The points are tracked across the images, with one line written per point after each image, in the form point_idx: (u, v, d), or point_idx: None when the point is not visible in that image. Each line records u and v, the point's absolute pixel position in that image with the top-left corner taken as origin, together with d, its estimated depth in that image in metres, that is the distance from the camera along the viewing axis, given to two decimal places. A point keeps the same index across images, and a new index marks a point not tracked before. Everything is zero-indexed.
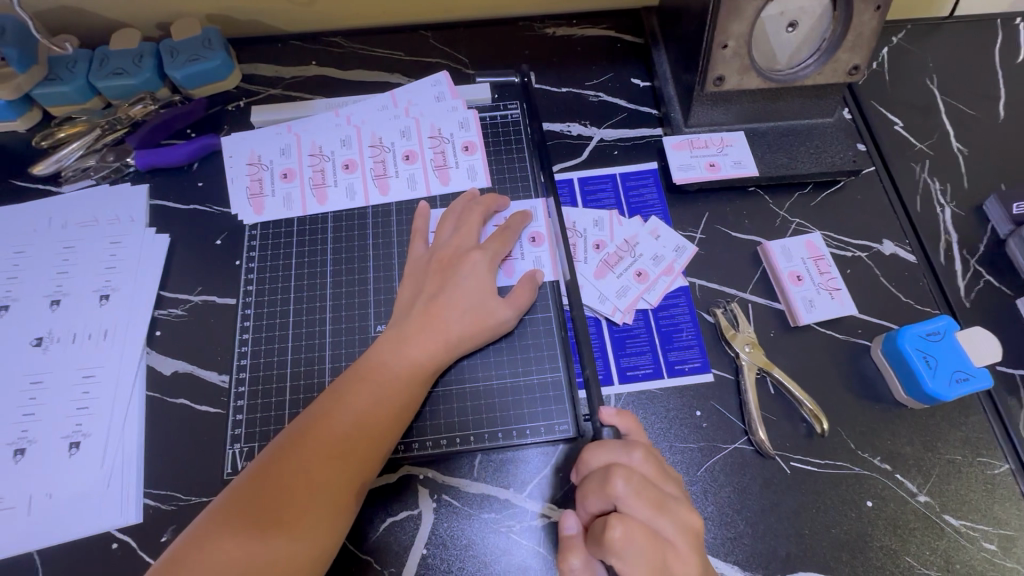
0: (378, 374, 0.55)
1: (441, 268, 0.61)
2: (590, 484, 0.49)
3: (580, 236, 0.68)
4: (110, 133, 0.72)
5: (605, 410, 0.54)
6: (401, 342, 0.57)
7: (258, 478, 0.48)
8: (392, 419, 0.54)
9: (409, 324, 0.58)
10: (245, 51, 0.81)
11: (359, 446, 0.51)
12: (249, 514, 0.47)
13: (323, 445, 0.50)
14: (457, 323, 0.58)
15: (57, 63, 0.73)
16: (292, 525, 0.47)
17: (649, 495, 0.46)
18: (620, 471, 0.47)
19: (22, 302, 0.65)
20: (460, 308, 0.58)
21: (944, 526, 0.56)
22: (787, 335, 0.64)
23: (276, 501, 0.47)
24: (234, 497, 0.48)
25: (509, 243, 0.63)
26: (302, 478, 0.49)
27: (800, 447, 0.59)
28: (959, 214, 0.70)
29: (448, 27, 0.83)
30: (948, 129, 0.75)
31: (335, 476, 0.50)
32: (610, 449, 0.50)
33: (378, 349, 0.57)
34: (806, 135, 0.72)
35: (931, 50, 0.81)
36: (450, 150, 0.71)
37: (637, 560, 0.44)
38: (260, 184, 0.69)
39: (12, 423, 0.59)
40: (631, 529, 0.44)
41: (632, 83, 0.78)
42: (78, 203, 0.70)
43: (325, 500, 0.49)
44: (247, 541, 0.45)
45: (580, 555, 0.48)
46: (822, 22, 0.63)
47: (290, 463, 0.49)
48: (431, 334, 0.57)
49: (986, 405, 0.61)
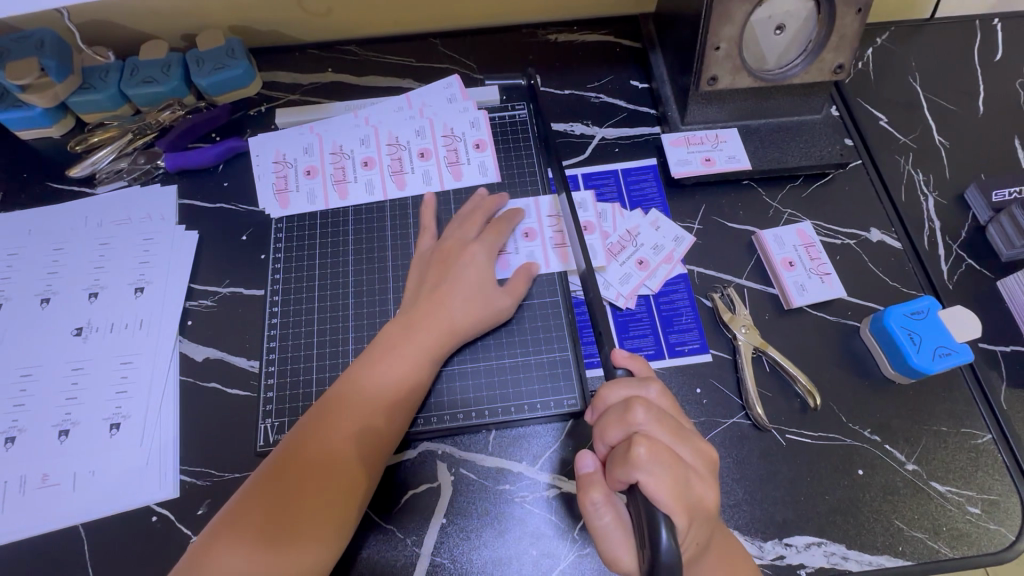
0: (385, 359, 0.59)
1: (444, 259, 0.65)
2: (610, 417, 0.51)
3: (570, 223, 0.71)
4: (141, 137, 0.77)
5: (618, 352, 0.58)
6: (406, 331, 0.61)
7: (283, 460, 0.54)
8: (400, 401, 0.58)
9: (415, 312, 0.62)
10: (266, 59, 0.86)
11: (369, 432, 0.56)
12: (275, 495, 0.52)
13: (338, 427, 0.55)
14: (460, 309, 0.62)
15: (91, 73, 0.78)
16: (319, 497, 0.52)
17: (668, 423, 0.50)
18: (641, 401, 0.50)
19: (62, 294, 0.69)
20: (462, 294, 0.62)
21: (931, 492, 0.60)
22: (781, 317, 0.68)
23: (295, 490, 0.52)
24: (263, 477, 0.53)
25: (504, 233, 0.67)
26: (322, 458, 0.54)
27: (795, 420, 0.63)
28: (942, 203, 0.75)
29: (456, 35, 0.88)
30: (930, 124, 0.80)
31: (351, 455, 0.54)
32: (627, 384, 0.53)
33: (385, 337, 0.61)
34: (795, 131, 0.76)
35: (914, 50, 0.85)
36: (462, 148, 0.75)
37: (663, 476, 0.46)
38: (285, 181, 0.74)
39: (56, 407, 0.63)
40: (656, 447, 0.47)
41: (632, 84, 0.83)
42: (112, 203, 0.75)
43: (342, 479, 0.53)
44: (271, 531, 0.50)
45: (601, 488, 0.49)
46: (808, 25, 0.68)
47: (310, 446, 0.54)
48: (435, 323, 0.61)
49: (969, 379, 0.64)
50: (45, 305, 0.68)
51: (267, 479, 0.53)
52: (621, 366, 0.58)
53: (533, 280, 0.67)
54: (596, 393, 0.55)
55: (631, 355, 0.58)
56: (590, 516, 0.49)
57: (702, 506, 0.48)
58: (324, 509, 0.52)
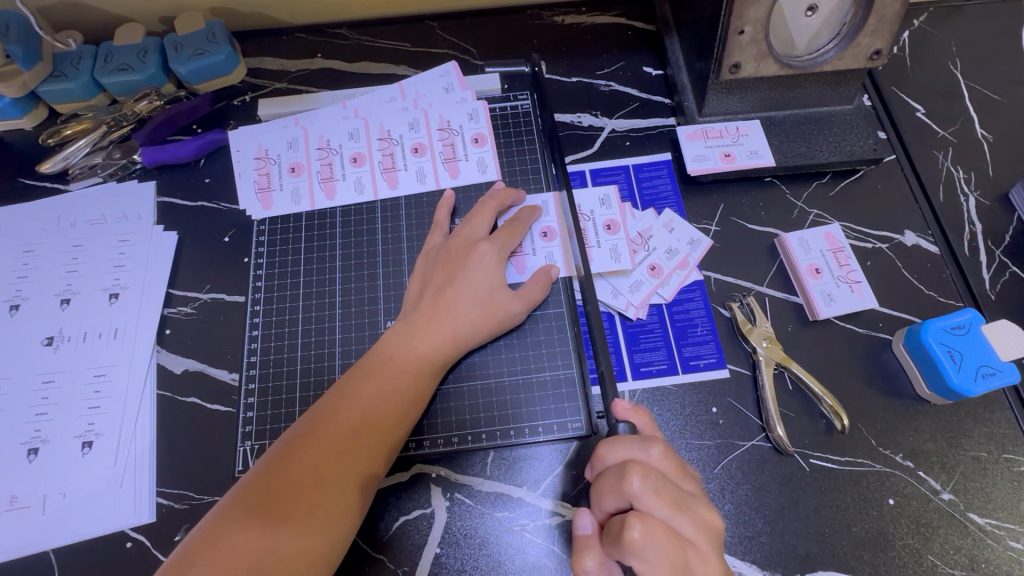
0: (385, 368, 0.54)
1: (450, 259, 0.59)
2: (606, 482, 0.46)
3: (590, 219, 0.66)
4: (117, 129, 0.72)
5: (619, 403, 0.52)
6: (409, 336, 0.56)
7: (270, 471, 0.48)
8: (399, 416, 0.53)
9: (418, 316, 0.57)
10: (251, 45, 0.80)
11: (367, 442, 0.51)
12: (258, 512, 0.46)
13: (329, 441, 0.50)
14: (466, 315, 0.57)
15: (62, 60, 0.73)
16: (310, 507, 0.47)
17: (668, 493, 0.44)
18: (638, 468, 0.44)
19: (33, 301, 0.65)
20: (469, 300, 0.57)
21: (968, 524, 0.54)
22: (806, 330, 0.62)
23: (283, 498, 0.47)
24: (244, 490, 0.47)
25: (519, 235, 0.62)
26: (313, 472, 0.48)
27: (819, 444, 0.58)
28: (984, 203, 0.68)
29: (454, 16, 0.81)
30: (972, 115, 0.73)
31: (345, 467, 0.50)
32: (628, 445, 0.48)
33: (386, 343, 0.56)
34: (824, 123, 0.70)
35: (955, 33, 0.78)
36: (459, 142, 0.69)
37: (657, 560, 0.42)
38: (268, 179, 0.68)
39: (26, 423, 0.59)
40: (651, 528, 0.42)
41: (644, 71, 0.76)
42: (85, 201, 0.70)
43: (332, 499, 0.48)
44: (255, 539, 0.45)
45: (595, 555, 0.47)
46: (843, 5, 0.61)
47: (298, 459, 0.49)
48: (439, 329, 0.56)
49: (1012, 400, 0.59)
50: (14, 313, 0.64)
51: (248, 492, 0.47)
52: (623, 420, 0.52)
53: (551, 285, 0.62)
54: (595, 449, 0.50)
55: (634, 407, 0.53)
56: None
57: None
58: (309, 531, 0.46)
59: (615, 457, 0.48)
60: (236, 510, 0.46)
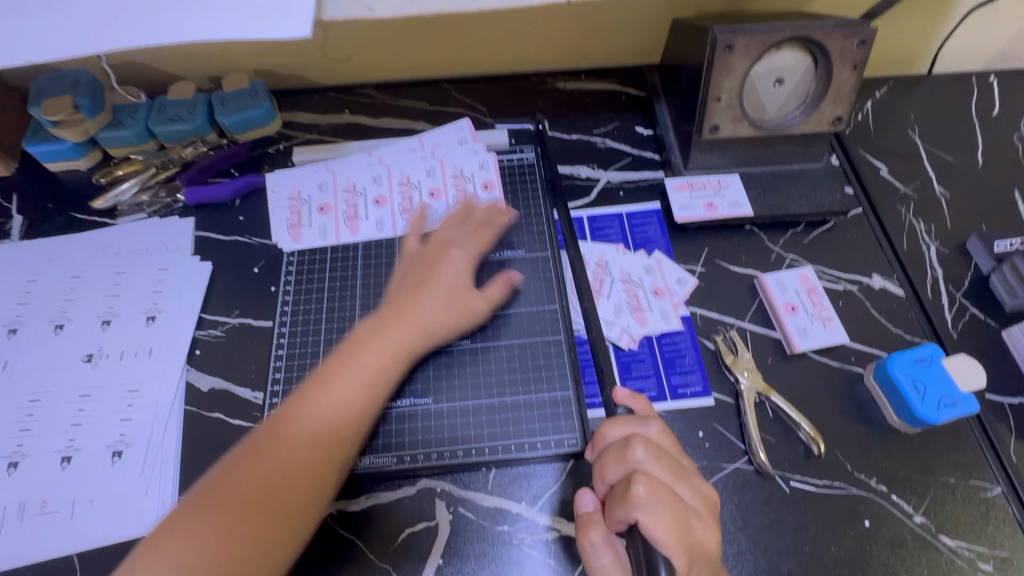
0: (359, 353, 0.59)
1: (428, 261, 0.67)
2: (609, 454, 0.51)
3: (609, 275, 0.73)
4: (163, 171, 0.81)
5: (618, 390, 0.59)
6: (382, 323, 0.61)
7: (251, 449, 0.53)
8: (363, 402, 0.57)
9: (392, 308, 0.62)
10: (287, 101, 0.90)
11: (339, 423, 0.55)
12: (236, 487, 0.50)
13: (298, 427, 0.54)
14: (434, 313, 0.63)
15: (120, 111, 0.82)
16: (283, 483, 0.51)
17: (668, 462, 0.50)
18: (641, 438, 0.50)
19: (77, 321, 0.71)
20: (438, 299, 0.63)
21: (940, 546, 0.58)
22: (785, 362, 0.68)
23: (259, 472, 0.51)
24: (223, 473, 0.51)
25: (491, 239, 0.71)
26: (288, 449, 0.53)
27: (798, 467, 0.62)
28: (943, 251, 0.75)
29: (468, 80, 0.92)
30: (930, 174, 0.82)
31: (316, 445, 0.54)
32: (628, 420, 0.53)
33: (362, 329, 0.61)
34: (796, 178, 0.78)
35: (912, 103, 0.88)
36: (471, 189, 0.77)
37: (661, 514, 0.46)
38: (299, 218, 0.76)
39: (61, 432, 0.64)
40: (655, 486, 0.47)
41: (637, 131, 0.86)
42: (131, 233, 0.77)
43: (303, 476, 0.52)
44: (235, 511, 0.49)
45: (600, 529, 0.50)
46: (806, 78, 0.70)
47: (276, 436, 0.53)
48: (407, 323, 0.61)
49: (975, 429, 0.64)
50: (58, 332, 0.70)
51: (221, 477, 0.51)
52: (622, 404, 0.59)
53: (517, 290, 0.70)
54: (596, 430, 0.55)
55: (632, 394, 0.59)
56: (589, 558, 0.49)
57: (703, 548, 0.47)
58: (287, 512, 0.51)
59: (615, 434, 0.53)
60: (209, 494, 0.50)
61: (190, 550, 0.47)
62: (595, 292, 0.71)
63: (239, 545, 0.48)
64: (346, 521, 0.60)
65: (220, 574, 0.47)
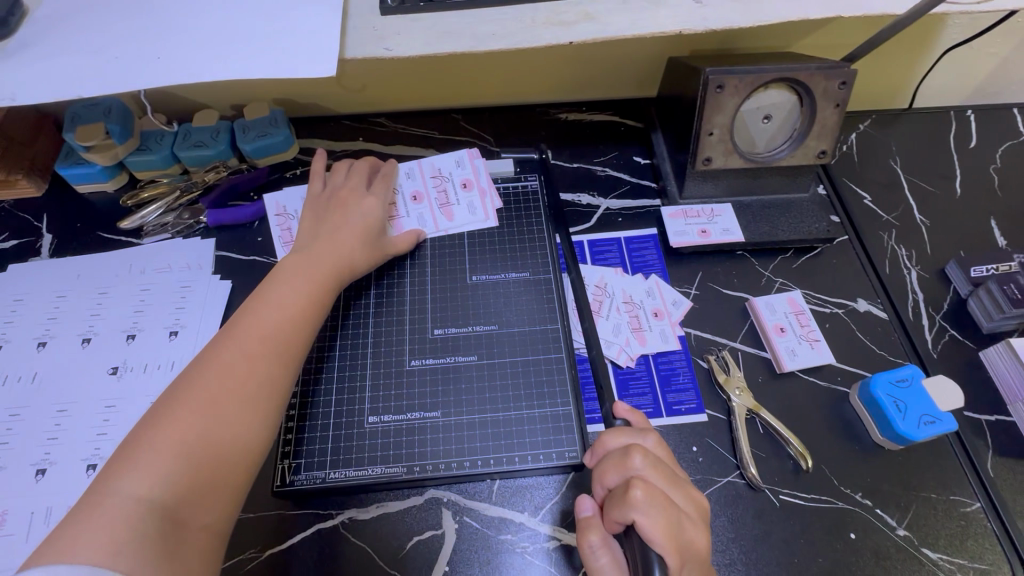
0: (289, 278, 0.65)
1: (340, 204, 0.74)
2: (609, 462, 0.55)
3: (608, 296, 0.77)
4: (187, 195, 0.85)
5: (619, 405, 0.63)
6: (307, 254, 0.67)
7: (200, 365, 0.56)
8: (302, 318, 0.62)
9: (315, 243, 0.69)
10: (304, 128, 0.95)
11: (282, 333, 0.60)
12: (191, 398, 0.53)
13: (238, 343, 0.58)
14: (358, 246, 0.71)
15: (148, 136, 0.87)
16: (238, 382, 0.55)
17: (664, 470, 0.53)
18: (639, 447, 0.54)
19: (103, 336, 0.75)
20: (358, 233, 0.71)
21: (922, 557, 0.61)
22: (774, 381, 0.72)
23: (212, 379, 0.55)
24: (176, 391, 0.54)
25: (391, 185, 0.80)
26: (238, 356, 0.57)
27: (787, 482, 0.65)
28: (925, 276, 0.80)
29: (475, 111, 0.97)
30: (911, 204, 0.86)
31: (263, 352, 0.58)
32: (628, 432, 0.57)
33: (290, 260, 0.67)
34: (785, 207, 0.83)
35: (895, 136, 0.93)
36: (451, 188, 0.83)
37: (657, 517, 0.49)
38: (290, 233, 0.81)
39: (87, 441, 0.68)
40: (652, 490, 0.50)
41: (634, 160, 0.91)
42: (155, 252, 0.82)
43: (256, 376, 0.56)
44: (196, 414, 0.52)
45: (598, 531, 0.53)
46: (792, 115, 0.75)
47: (224, 352, 0.57)
48: (332, 254, 0.68)
49: (956, 447, 0.67)
50: (85, 345, 0.74)
51: (170, 393, 0.54)
52: (621, 418, 0.63)
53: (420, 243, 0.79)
54: (597, 439, 0.59)
55: (631, 408, 0.64)
56: (587, 559, 0.52)
57: (694, 550, 0.50)
58: (245, 410, 0.55)
59: (616, 443, 0.57)
60: (165, 408, 0.53)
61: (160, 452, 0.50)
62: (595, 313, 0.75)
63: (207, 434, 0.52)
64: (357, 529, 0.63)
65: (192, 468, 0.50)
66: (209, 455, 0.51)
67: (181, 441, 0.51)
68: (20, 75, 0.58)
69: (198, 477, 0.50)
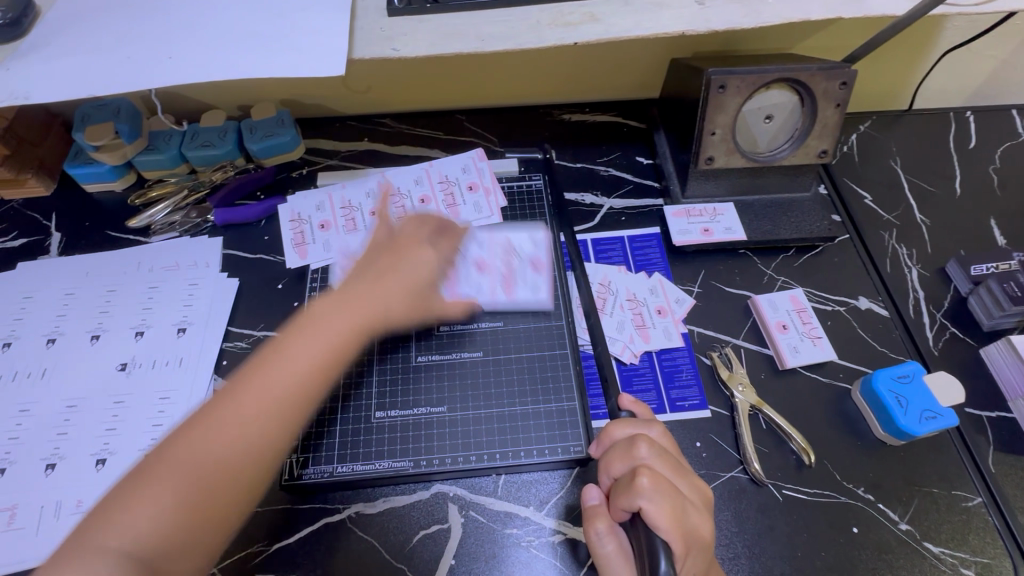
0: (323, 324, 0.57)
1: (396, 249, 0.66)
2: (615, 451, 0.56)
3: (612, 294, 0.77)
4: (194, 194, 0.86)
5: (624, 396, 0.64)
6: (347, 299, 0.60)
7: (211, 408, 0.51)
8: (327, 375, 0.55)
9: (359, 287, 0.61)
10: (310, 129, 0.96)
11: (300, 391, 0.54)
12: (191, 449, 0.49)
13: (255, 396, 0.52)
14: (400, 293, 0.63)
15: (156, 136, 0.88)
16: (243, 439, 0.50)
17: (669, 460, 0.54)
18: (645, 437, 0.55)
19: (112, 332, 0.75)
20: (406, 282, 0.63)
21: (924, 551, 0.62)
22: (776, 378, 0.72)
23: (216, 432, 0.50)
24: (181, 433, 0.50)
25: (455, 242, 0.74)
26: (247, 411, 0.51)
27: (790, 477, 0.66)
28: (925, 275, 0.80)
29: (479, 112, 0.98)
30: (912, 204, 0.87)
31: (276, 410, 0.52)
32: (634, 422, 0.58)
33: (327, 302, 0.60)
34: (786, 206, 0.83)
35: (895, 137, 0.94)
36: (457, 191, 0.85)
37: (663, 504, 0.50)
38: (351, 270, 0.78)
39: (96, 436, 0.68)
40: (658, 478, 0.51)
41: (637, 160, 0.92)
42: (163, 251, 0.82)
43: (263, 435, 0.51)
44: (190, 468, 0.48)
45: (605, 519, 0.54)
46: (793, 115, 0.76)
47: (237, 402, 0.51)
48: (374, 305, 0.60)
49: (956, 442, 0.68)
50: (94, 342, 0.75)
51: (184, 430, 0.50)
52: (626, 409, 0.63)
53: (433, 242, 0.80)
54: (603, 429, 0.59)
55: (636, 400, 0.64)
56: (593, 545, 0.53)
57: (699, 538, 0.51)
58: (243, 470, 0.50)
59: (621, 433, 0.58)
60: (174, 448, 0.49)
61: (148, 503, 0.46)
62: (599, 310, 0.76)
63: (200, 491, 0.48)
64: (364, 523, 0.63)
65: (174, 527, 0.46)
66: (197, 512, 0.47)
67: (173, 496, 0.47)
68: (32, 74, 0.59)
69: (179, 538, 0.46)
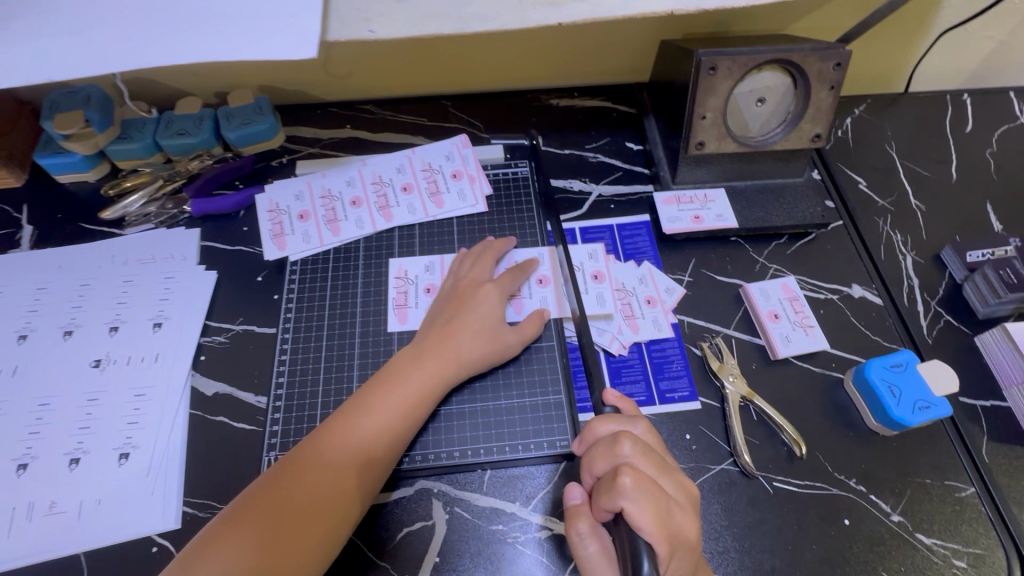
0: (396, 379, 0.61)
1: (461, 296, 0.69)
2: (599, 449, 0.54)
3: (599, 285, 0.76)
4: (170, 183, 0.84)
5: (608, 392, 0.63)
6: (416, 355, 0.63)
7: (291, 464, 0.55)
8: (399, 425, 0.59)
9: (425, 341, 0.65)
10: (290, 116, 0.93)
11: (373, 446, 0.57)
12: (271, 506, 0.52)
13: (332, 451, 0.56)
14: (468, 344, 0.65)
15: (129, 125, 0.85)
16: (320, 494, 0.53)
17: (653, 457, 0.53)
18: (628, 435, 0.53)
19: (86, 328, 0.73)
20: (472, 331, 0.66)
21: (916, 543, 0.61)
22: (768, 368, 0.71)
23: (297, 488, 0.53)
24: (260, 488, 0.53)
25: (518, 280, 0.72)
26: (325, 467, 0.55)
27: (782, 469, 0.65)
28: (920, 261, 0.79)
29: (464, 97, 0.95)
30: (907, 189, 0.85)
31: (352, 465, 0.56)
32: (617, 419, 0.56)
33: (397, 359, 0.64)
34: (779, 192, 0.81)
35: (890, 120, 0.92)
36: (441, 179, 0.83)
37: (645, 503, 0.48)
38: (405, 297, 0.74)
39: (69, 436, 0.66)
40: (640, 477, 0.49)
41: (627, 146, 0.89)
42: (138, 243, 0.80)
43: (340, 489, 0.54)
44: (270, 522, 0.51)
45: (586, 520, 0.52)
46: (786, 98, 0.74)
47: (315, 456, 0.55)
48: (441, 357, 0.63)
49: (950, 431, 0.67)
50: (67, 338, 0.72)
51: (266, 487, 0.53)
52: (611, 405, 0.62)
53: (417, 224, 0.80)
54: (586, 426, 0.58)
55: (621, 396, 0.63)
56: (575, 547, 0.51)
57: (683, 538, 0.49)
58: (320, 522, 0.52)
59: (605, 430, 0.57)
60: (258, 502, 0.52)
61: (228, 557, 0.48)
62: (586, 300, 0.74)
63: (277, 545, 0.50)
64: None
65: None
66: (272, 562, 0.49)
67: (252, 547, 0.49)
68: None
69: None
